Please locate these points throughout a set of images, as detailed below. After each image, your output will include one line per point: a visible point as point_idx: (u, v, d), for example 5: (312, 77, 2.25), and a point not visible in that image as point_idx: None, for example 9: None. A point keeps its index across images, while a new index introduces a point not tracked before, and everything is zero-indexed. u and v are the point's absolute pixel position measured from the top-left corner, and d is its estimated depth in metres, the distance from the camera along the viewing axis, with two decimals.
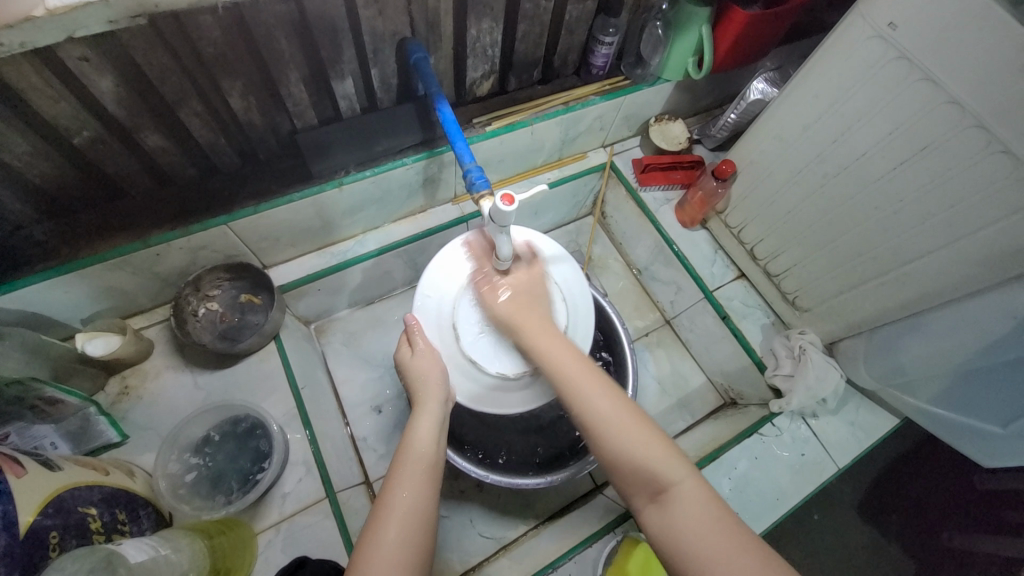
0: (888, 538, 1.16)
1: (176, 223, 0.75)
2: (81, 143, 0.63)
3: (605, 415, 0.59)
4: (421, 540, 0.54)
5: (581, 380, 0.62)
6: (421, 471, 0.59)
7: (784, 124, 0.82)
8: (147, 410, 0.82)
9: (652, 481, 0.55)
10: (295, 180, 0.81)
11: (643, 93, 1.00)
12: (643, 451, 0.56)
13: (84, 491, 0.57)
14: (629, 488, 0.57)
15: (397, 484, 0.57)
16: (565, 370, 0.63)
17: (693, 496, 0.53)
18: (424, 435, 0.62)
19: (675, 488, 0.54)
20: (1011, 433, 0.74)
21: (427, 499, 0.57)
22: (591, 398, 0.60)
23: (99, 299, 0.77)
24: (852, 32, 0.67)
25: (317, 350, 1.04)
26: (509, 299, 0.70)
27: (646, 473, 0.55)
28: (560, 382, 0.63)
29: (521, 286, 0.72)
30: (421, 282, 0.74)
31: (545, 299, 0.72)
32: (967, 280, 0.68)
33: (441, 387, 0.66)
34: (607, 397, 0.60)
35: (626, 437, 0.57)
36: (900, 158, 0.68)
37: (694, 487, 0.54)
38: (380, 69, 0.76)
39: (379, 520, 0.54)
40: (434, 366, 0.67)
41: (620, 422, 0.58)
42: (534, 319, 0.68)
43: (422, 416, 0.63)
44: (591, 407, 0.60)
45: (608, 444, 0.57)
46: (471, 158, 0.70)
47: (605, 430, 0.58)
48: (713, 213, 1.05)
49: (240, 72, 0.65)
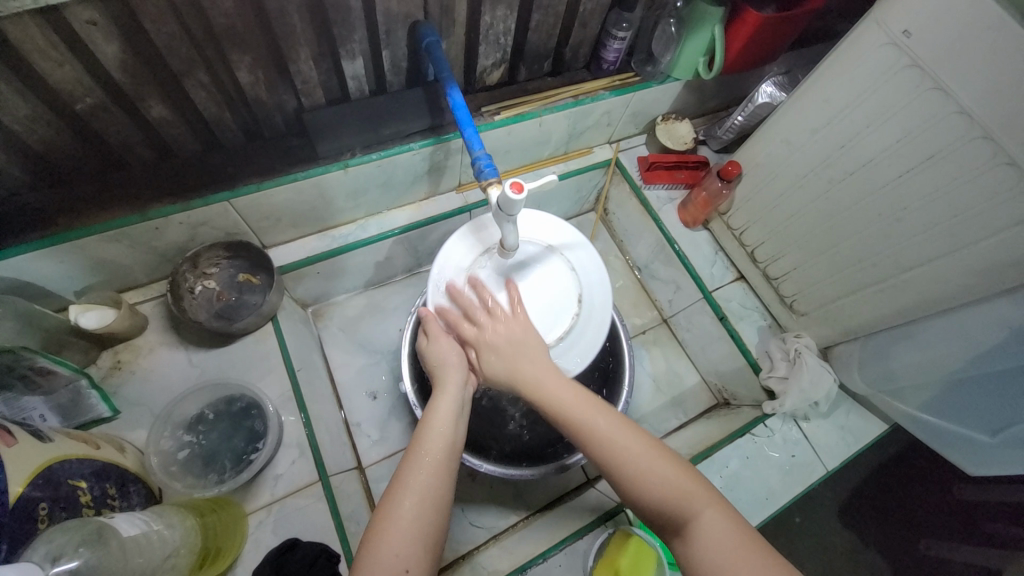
0: (869, 544, 1.18)
1: (177, 198, 0.73)
2: (84, 109, 0.61)
3: (620, 456, 0.58)
4: (437, 518, 0.55)
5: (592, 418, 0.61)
6: (438, 451, 0.59)
7: (792, 128, 0.83)
8: (140, 386, 0.81)
9: (674, 513, 0.54)
10: (299, 160, 0.80)
11: (652, 90, 1.00)
12: (660, 485, 0.56)
13: (75, 464, 0.56)
14: (654, 519, 0.56)
15: (415, 463, 0.58)
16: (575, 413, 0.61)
17: (717, 525, 0.53)
18: (443, 415, 0.62)
19: (699, 516, 0.53)
20: (999, 443, 0.76)
21: (442, 479, 0.58)
22: (605, 438, 0.59)
23: (95, 271, 0.76)
24: (866, 39, 0.67)
25: (314, 334, 1.03)
26: (497, 358, 0.65)
27: (668, 508, 0.55)
28: (570, 427, 0.61)
29: (501, 342, 0.65)
30: (435, 265, 0.72)
31: (534, 341, 0.66)
32: (964, 290, 0.70)
33: (460, 368, 0.66)
34: (622, 435, 0.59)
35: (646, 474, 0.56)
36: (906, 166, 0.69)
37: (717, 510, 0.54)
38: (391, 51, 0.75)
39: (395, 494, 0.56)
40: (451, 350, 0.67)
41: (637, 461, 0.57)
42: (530, 365, 0.64)
43: (442, 397, 0.64)
44: (606, 447, 0.58)
45: (628, 482, 0.57)
46: (480, 145, 0.70)
47: (620, 469, 0.57)
48: (715, 214, 1.05)
49: (249, 47, 0.64)
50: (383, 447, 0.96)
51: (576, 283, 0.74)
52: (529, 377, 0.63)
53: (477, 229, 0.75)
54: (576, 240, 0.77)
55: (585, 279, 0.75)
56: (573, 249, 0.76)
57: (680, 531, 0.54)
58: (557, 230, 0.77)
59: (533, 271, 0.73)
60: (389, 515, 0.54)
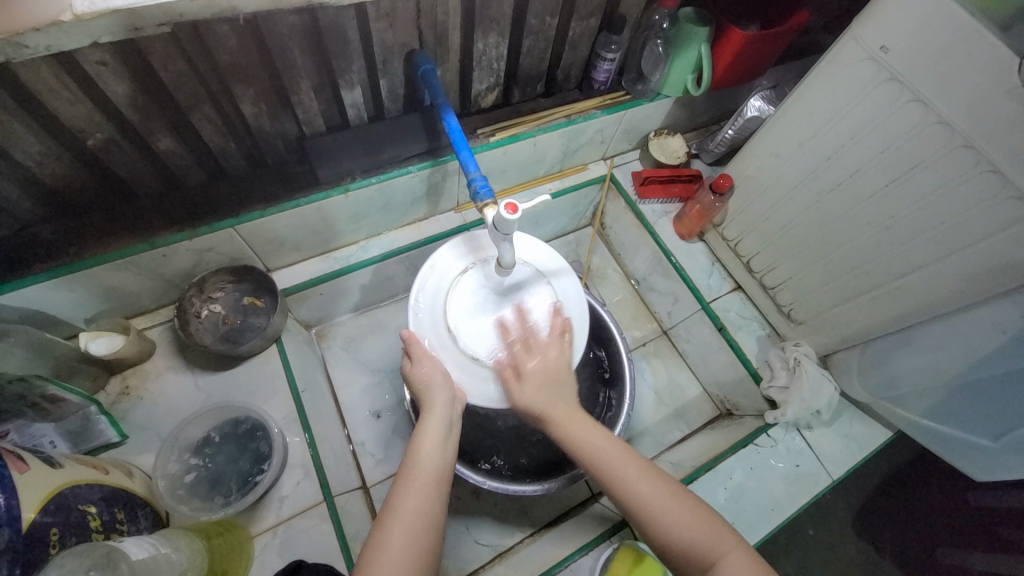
0: (882, 555, 1.16)
1: (182, 226, 0.76)
2: (94, 145, 0.64)
3: (642, 501, 0.59)
4: (425, 543, 0.56)
5: (612, 463, 0.62)
6: (427, 474, 0.61)
7: (779, 140, 0.85)
8: (147, 411, 0.82)
9: (701, 558, 0.56)
10: (301, 185, 0.82)
11: (643, 107, 1.03)
12: (688, 531, 0.57)
13: (84, 489, 0.58)
14: (681, 567, 0.57)
15: (404, 490, 0.59)
16: (604, 456, 0.63)
17: (743, 566, 0.54)
18: (431, 439, 0.63)
19: (724, 562, 0.55)
20: (1002, 447, 0.76)
21: (433, 503, 0.59)
22: (632, 479, 0.61)
23: (105, 298, 0.78)
24: (845, 54, 0.70)
25: (318, 354, 1.04)
26: (538, 389, 0.66)
27: (695, 552, 0.56)
28: (598, 470, 0.62)
29: (546, 373, 0.67)
30: (415, 291, 0.73)
31: (573, 384, 0.68)
32: (955, 296, 0.70)
33: (444, 386, 0.66)
34: (649, 477, 0.61)
35: (676, 517, 0.58)
36: (892, 175, 0.70)
37: (743, 555, 0.55)
38: (389, 79, 0.78)
39: (385, 522, 0.56)
40: (434, 370, 0.67)
41: (664, 507, 0.58)
42: (563, 409, 0.66)
43: (429, 419, 0.64)
44: (633, 489, 0.60)
45: (654, 529, 0.58)
46: (475, 167, 0.72)
47: (647, 510, 0.59)
48: (710, 226, 1.07)
49: (253, 80, 0.67)
50: (387, 466, 0.96)
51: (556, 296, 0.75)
52: (559, 423, 0.65)
53: (463, 249, 0.77)
54: (545, 250, 0.79)
55: (563, 292, 0.76)
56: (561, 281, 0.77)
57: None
58: (534, 250, 0.79)
59: (514, 287, 0.75)
60: (381, 543, 0.55)
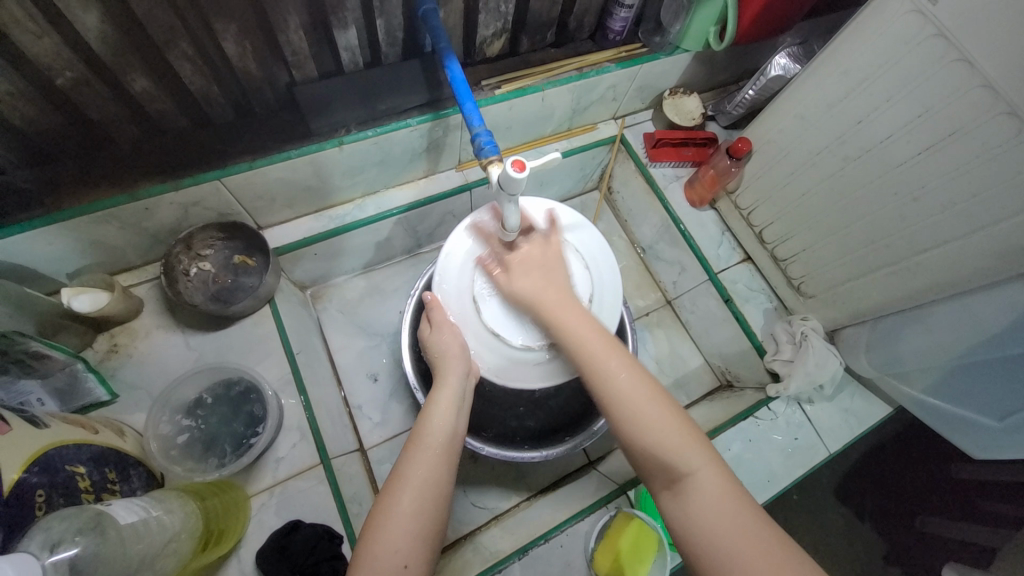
0: (863, 522, 1.19)
1: (165, 177, 0.71)
2: (64, 84, 0.59)
3: (621, 399, 0.58)
4: (435, 515, 0.55)
5: (599, 356, 0.61)
6: (437, 446, 0.59)
7: (806, 102, 0.79)
8: (137, 369, 0.80)
9: (670, 465, 0.55)
10: (293, 136, 0.77)
11: (660, 62, 0.95)
12: (662, 438, 0.56)
13: (72, 450, 0.56)
14: (648, 469, 0.57)
15: (412, 459, 0.58)
16: (595, 355, 0.61)
17: (710, 484, 0.54)
18: (443, 409, 0.62)
19: (689, 476, 0.54)
20: (1006, 427, 0.75)
21: (443, 472, 0.58)
22: (619, 381, 0.59)
23: (87, 252, 0.74)
24: (889, 5, 0.63)
25: (313, 316, 1.02)
26: (525, 278, 0.66)
27: (662, 460, 0.56)
28: (584, 361, 0.61)
29: (533, 263, 0.67)
30: (441, 257, 0.72)
31: (561, 272, 0.67)
32: (978, 273, 0.67)
33: (461, 360, 0.65)
34: (637, 384, 0.59)
35: (653, 428, 0.56)
36: (925, 144, 0.66)
37: (713, 473, 0.54)
38: (386, 20, 0.71)
39: (394, 490, 0.56)
40: (453, 341, 0.67)
41: (642, 411, 0.57)
42: (548, 297, 0.65)
43: (443, 389, 0.63)
44: (617, 390, 0.59)
45: (625, 427, 0.58)
46: (480, 121, 0.66)
47: (625, 412, 0.58)
48: (723, 193, 1.02)
49: (235, 14, 0.60)
50: (385, 429, 0.96)
51: (589, 280, 0.73)
52: (546, 308, 0.64)
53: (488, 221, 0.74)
54: (582, 228, 0.76)
55: (598, 279, 0.73)
56: (582, 238, 0.76)
57: (671, 480, 0.55)
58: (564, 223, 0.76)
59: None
60: (388, 511, 0.54)
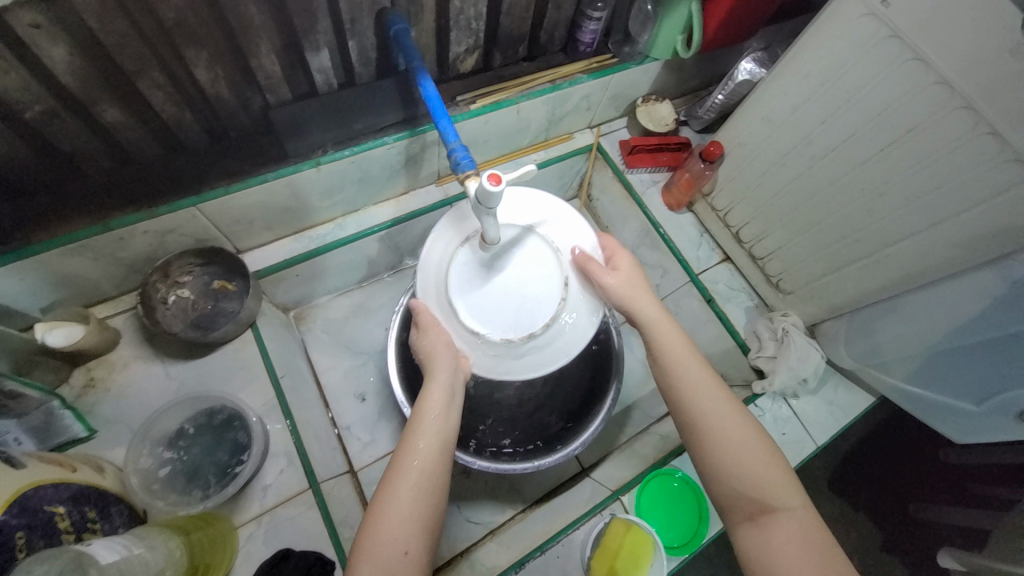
0: (857, 510, 1.21)
1: (139, 206, 0.71)
2: (33, 117, 0.58)
3: (723, 424, 0.59)
4: (431, 505, 0.55)
5: (699, 383, 0.62)
6: (430, 439, 0.59)
7: (772, 106, 0.82)
8: (115, 403, 0.78)
9: (757, 498, 0.56)
10: (268, 159, 0.77)
11: (630, 72, 0.98)
12: (758, 470, 0.57)
13: (49, 490, 0.54)
14: (731, 499, 0.58)
15: (409, 452, 0.57)
16: (700, 389, 0.61)
17: (801, 526, 0.54)
18: (433, 403, 0.61)
19: (783, 512, 0.55)
20: (985, 410, 0.77)
21: (436, 464, 0.58)
22: (718, 411, 0.60)
23: (59, 286, 0.73)
24: (843, 11, 0.66)
25: (297, 338, 1.01)
26: (631, 284, 0.69)
27: (755, 490, 0.56)
28: (683, 387, 0.62)
29: (631, 268, 0.70)
30: (423, 255, 0.70)
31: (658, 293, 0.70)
32: (946, 262, 0.69)
33: (450, 356, 0.66)
34: (738, 426, 0.59)
35: (749, 454, 0.58)
36: (887, 140, 0.68)
37: (804, 514, 0.55)
38: (358, 41, 0.72)
39: (390, 482, 0.55)
40: (440, 337, 0.67)
41: (740, 442, 0.58)
42: (657, 317, 0.67)
43: (433, 386, 0.63)
44: (720, 420, 0.59)
45: (719, 455, 0.58)
46: (455, 137, 0.67)
47: (719, 444, 0.59)
48: (700, 195, 1.05)
49: (205, 40, 0.60)
50: (374, 448, 0.95)
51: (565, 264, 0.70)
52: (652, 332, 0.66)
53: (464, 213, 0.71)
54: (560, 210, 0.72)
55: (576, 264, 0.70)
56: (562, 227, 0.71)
57: (755, 517, 0.56)
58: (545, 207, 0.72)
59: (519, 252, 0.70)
60: (385, 502, 0.54)
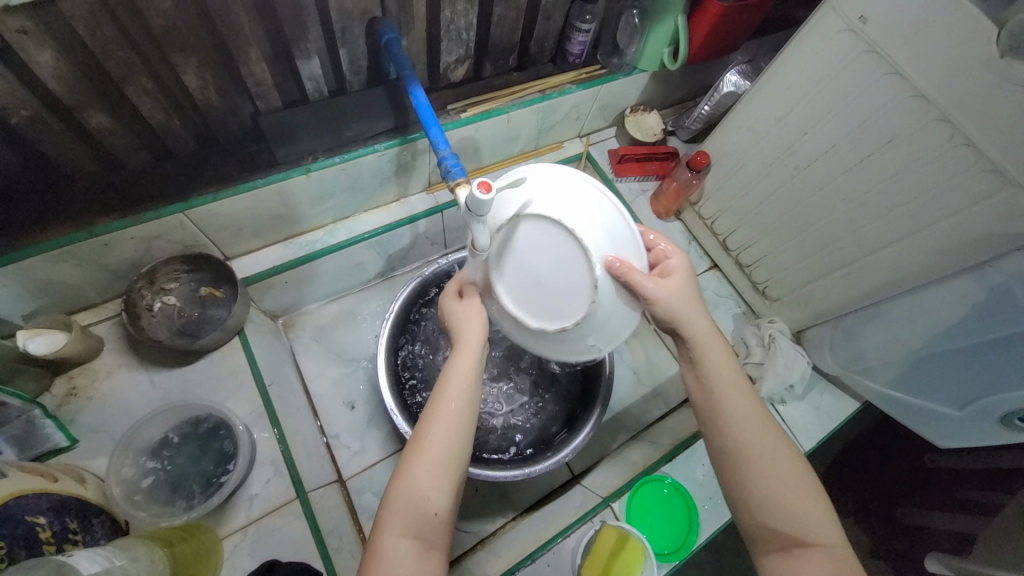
0: (845, 516, 1.22)
1: (125, 212, 0.70)
2: (18, 122, 0.57)
3: (761, 445, 0.53)
4: (460, 466, 0.53)
5: (737, 402, 0.55)
6: (461, 400, 0.55)
7: (757, 117, 0.84)
8: (98, 412, 0.77)
9: (790, 531, 0.50)
10: (258, 166, 0.77)
11: (619, 83, 0.99)
12: (795, 500, 0.50)
13: (31, 499, 0.54)
14: (759, 528, 0.51)
15: (440, 410, 0.54)
16: (735, 403, 0.55)
17: (837, 563, 0.48)
18: (462, 363, 0.59)
19: (818, 546, 0.49)
20: (966, 415, 0.78)
21: (467, 424, 0.55)
22: (755, 432, 0.54)
23: (41, 293, 0.72)
24: (822, 26, 0.68)
25: (285, 346, 1.00)
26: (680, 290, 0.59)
27: (789, 521, 0.50)
28: (720, 404, 0.55)
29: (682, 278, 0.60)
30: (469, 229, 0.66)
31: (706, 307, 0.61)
32: (926, 269, 0.71)
33: (480, 328, 0.62)
34: (779, 449, 0.53)
35: (787, 481, 0.51)
36: (867, 151, 0.70)
37: (841, 550, 0.49)
38: (349, 49, 0.72)
39: (421, 442, 0.53)
40: (472, 303, 0.64)
41: (779, 467, 0.52)
42: (700, 328, 0.59)
43: (461, 346, 0.61)
44: (755, 442, 0.53)
45: (753, 479, 0.52)
46: (446, 145, 0.68)
47: (753, 466, 0.52)
48: (687, 204, 1.07)
49: (194, 47, 0.60)
50: (363, 457, 0.94)
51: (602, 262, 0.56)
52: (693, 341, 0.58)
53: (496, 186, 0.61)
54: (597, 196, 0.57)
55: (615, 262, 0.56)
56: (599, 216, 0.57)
57: (789, 549, 0.49)
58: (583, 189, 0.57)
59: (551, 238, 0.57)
60: (414, 464, 0.52)
